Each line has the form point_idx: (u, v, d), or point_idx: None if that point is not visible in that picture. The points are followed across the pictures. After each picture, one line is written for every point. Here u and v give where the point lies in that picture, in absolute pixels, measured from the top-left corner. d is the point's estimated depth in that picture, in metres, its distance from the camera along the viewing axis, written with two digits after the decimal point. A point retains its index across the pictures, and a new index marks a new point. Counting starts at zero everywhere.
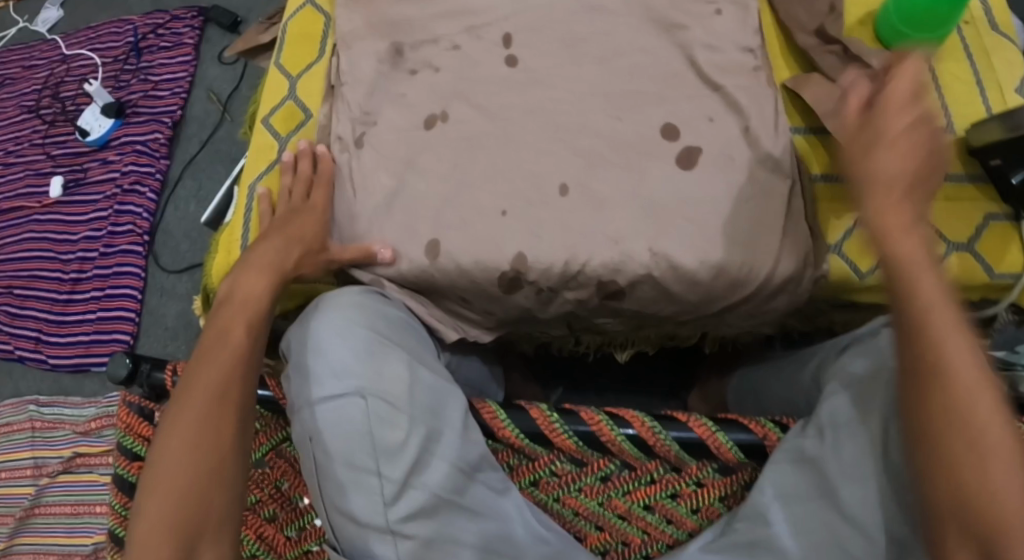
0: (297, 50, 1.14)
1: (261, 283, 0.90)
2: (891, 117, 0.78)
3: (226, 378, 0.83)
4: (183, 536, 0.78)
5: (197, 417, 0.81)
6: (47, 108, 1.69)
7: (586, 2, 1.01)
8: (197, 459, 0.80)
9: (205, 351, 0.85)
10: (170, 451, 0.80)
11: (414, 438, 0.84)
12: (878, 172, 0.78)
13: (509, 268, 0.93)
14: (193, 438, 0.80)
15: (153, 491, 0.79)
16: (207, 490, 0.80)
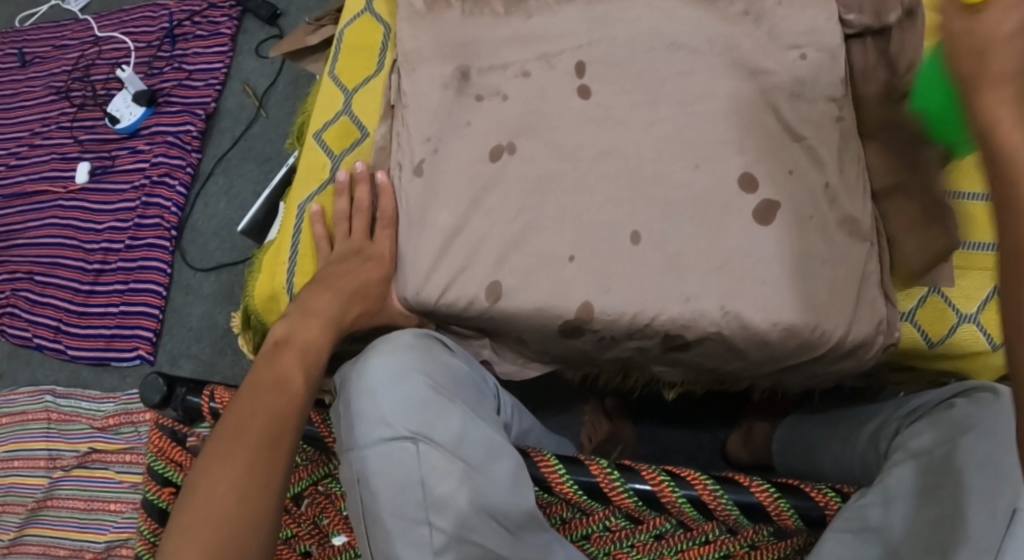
0: (354, 62, 1.08)
1: (323, 333, 0.88)
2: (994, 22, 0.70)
3: (278, 424, 0.79)
4: None
5: (247, 461, 0.76)
6: (77, 91, 1.64)
7: (666, 38, 0.96)
8: (243, 509, 0.75)
9: (257, 393, 0.81)
10: (213, 493, 0.75)
11: (464, 490, 0.79)
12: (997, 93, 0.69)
13: (574, 317, 0.91)
14: (243, 486, 0.75)
15: (189, 538, 0.73)
16: (248, 544, 0.74)
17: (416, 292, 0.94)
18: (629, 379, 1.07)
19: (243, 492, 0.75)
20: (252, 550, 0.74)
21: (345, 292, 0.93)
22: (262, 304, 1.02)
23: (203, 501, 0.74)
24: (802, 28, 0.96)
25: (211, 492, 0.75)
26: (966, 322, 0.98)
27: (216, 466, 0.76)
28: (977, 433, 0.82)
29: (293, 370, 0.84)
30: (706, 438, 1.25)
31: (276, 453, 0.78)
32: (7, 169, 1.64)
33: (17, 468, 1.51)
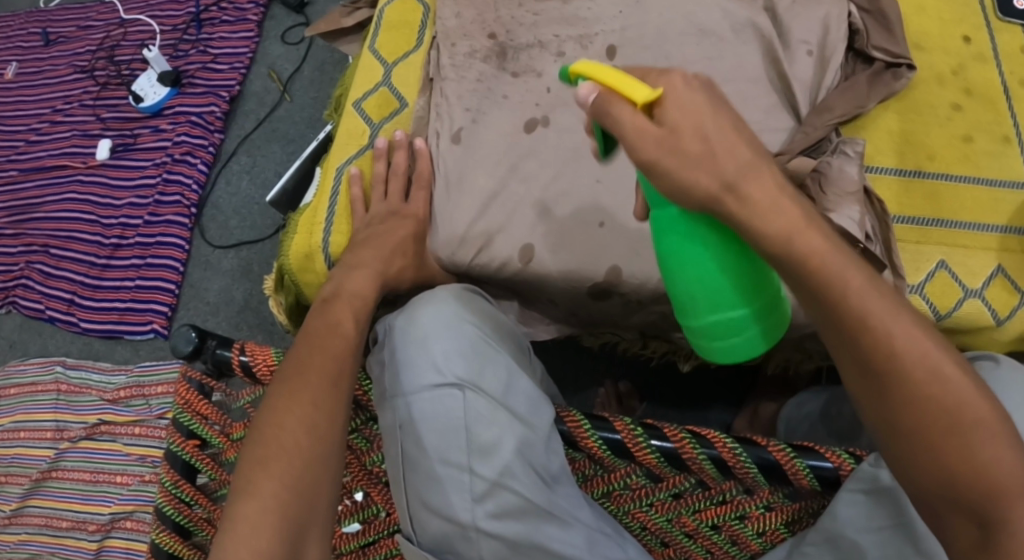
0: (393, 36, 1.13)
1: (370, 285, 0.92)
2: (679, 107, 0.71)
3: (340, 366, 0.83)
4: (291, 522, 0.75)
5: (312, 399, 0.80)
6: (101, 70, 1.69)
7: (694, 24, 1.02)
8: (311, 444, 0.78)
9: (316, 337, 0.85)
10: (283, 428, 0.78)
11: (509, 439, 0.83)
12: (755, 184, 0.71)
13: (602, 279, 0.95)
14: (311, 420, 0.79)
15: (263, 472, 0.76)
16: (318, 479, 0.78)
17: (451, 253, 0.98)
18: (647, 346, 1.14)
19: (310, 427, 0.78)
20: (322, 484, 0.78)
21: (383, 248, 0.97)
22: (298, 262, 1.05)
23: (272, 437, 0.78)
24: (813, 26, 1.01)
25: (281, 426, 0.78)
26: (972, 296, 0.98)
27: (285, 400, 0.80)
28: None
29: (344, 315, 0.88)
30: (714, 415, 1.28)
31: (337, 389, 0.81)
32: (27, 144, 1.67)
33: (22, 440, 1.47)
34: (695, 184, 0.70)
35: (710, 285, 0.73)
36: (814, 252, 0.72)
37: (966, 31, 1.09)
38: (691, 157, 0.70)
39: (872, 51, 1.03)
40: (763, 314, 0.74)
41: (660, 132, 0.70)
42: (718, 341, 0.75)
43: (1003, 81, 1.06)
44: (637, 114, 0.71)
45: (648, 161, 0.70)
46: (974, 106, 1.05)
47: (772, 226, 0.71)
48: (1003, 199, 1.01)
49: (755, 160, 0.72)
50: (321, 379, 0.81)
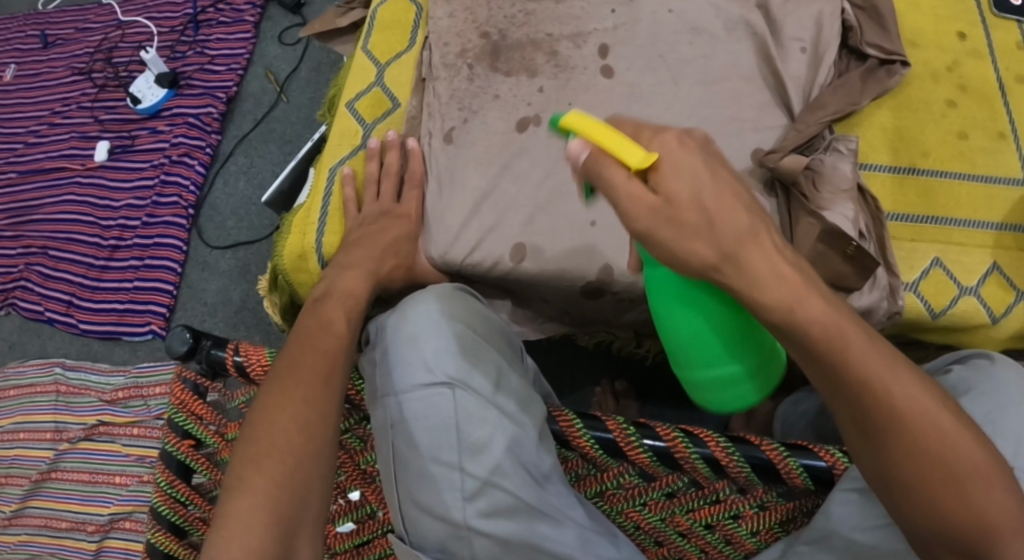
0: (386, 37, 1.13)
1: (362, 284, 0.93)
2: (672, 171, 0.70)
3: (331, 364, 0.83)
4: (282, 522, 0.75)
5: (304, 397, 0.80)
6: (99, 72, 1.69)
7: (687, 23, 1.01)
8: (304, 442, 0.78)
9: (307, 336, 0.84)
10: (275, 427, 0.78)
11: (499, 437, 0.82)
12: (754, 252, 0.71)
13: (594, 278, 0.95)
14: (303, 419, 0.79)
15: (256, 471, 0.76)
16: (309, 479, 0.77)
17: (443, 252, 0.98)
18: (642, 345, 1.14)
19: (303, 425, 0.78)
20: (314, 483, 0.78)
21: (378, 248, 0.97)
22: (292, 263, 1.06)
23: (264, 435, 0.78)
24: (806, 23, 1.01)
25: (274, 424, 0.78)
26: (967, 294, 0.97)
27: (279, 398, 0.80)
28: (976, 396, 0.87)
29: (336, 313, 0.88)
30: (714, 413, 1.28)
31: (329, 388, 0.81)
32: (26, 147, 1.67)
33: (22, 441, 1.47)
34: (693, 254, 0.70)
35: (705, 343, 0.75)
36: (814, 318, 0.71)
37: (961, 27, 1.08)
38: (689, 228, 0.70)
39: (866, 48, 1.02)
40: (756, 367, 0.77)
41: (656, 202, 0.70)
42: (716, 394, 0.77)
43: (998, 78, 1.06)
44: (632, 177, 0.70)
45: (643, 230, 0.70)
46: (969, 103, 1.04)
47: (771, 294, 0.71)
48: (999, 196, 1.01)
49: (754, 225, 0.71)
50: (313, 378, 0.81)
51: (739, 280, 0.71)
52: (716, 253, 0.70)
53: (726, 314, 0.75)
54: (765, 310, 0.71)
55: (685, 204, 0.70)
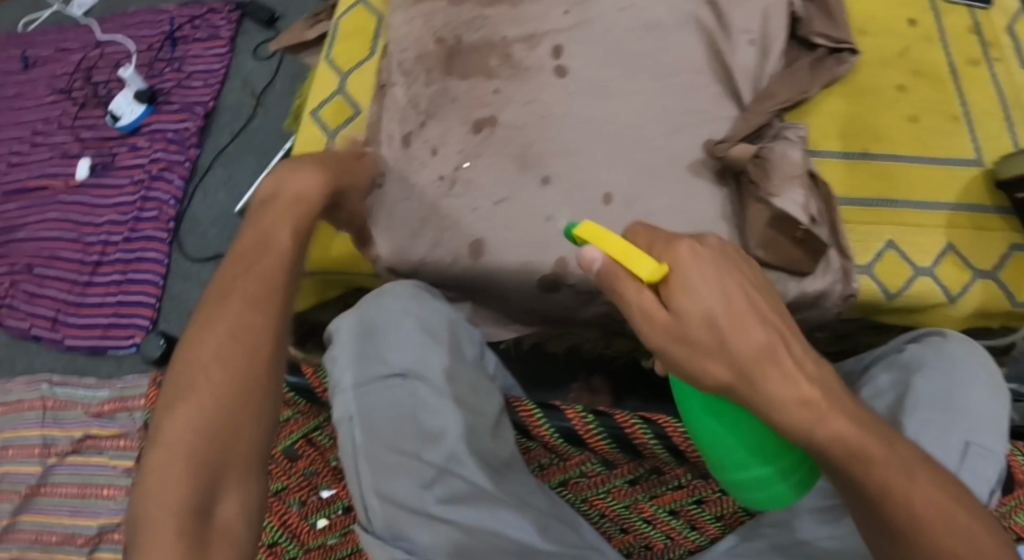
0: (347, 46, 1.16)
1: (313, 185, 0.88)
2: (689, 283, 0.70)
3: (267, 288, 0.77)
4: (203, 463, 0.69)
5: (229, 328, 0.74)
6: (79, 91, 1.72)
7: (641, 20, 1.01)
8: (235, 378, 0.72)
9: (242, 258, 0.79)
10: (198, 360, 0.73)
11: (456, 425, 0.85)
12: (772, 378, 0.70)
13: (550, 271, 0.96)
14: (227, 350, 0.73)
15: (177, 409, 0.71)
16: (237, 418, 0.71)
17: (402, 251, 1.00)
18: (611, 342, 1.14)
19: (223, 357, 0.73)
20: (242, 421, 0.71)
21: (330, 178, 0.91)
22: None
23: (189, 370, 0.72)
24: (754, 15, 1.02)
25: (196, 359, 0.73)
26: (922, 274, 0.98)
27: (202, 325, 0.74)
28: (929, 372, 0.88)
29: (282, 234, 0.82)
30: None
31: (266, 318, 0.75)
32: (9, 167, 1.70)
33: (11, 458, 1.48)
34: (706, 372, 0.71)
35: (733, 451, 0.77)
36: (837, 436, 0.71)
37: (912, 14, 1.09)
38: (701, 346, 0.70)
39: (815, 38, 1.05)
40: (788, 469, 0.77)
41: (668, 320, 0.70)
42: (750, 494, 0.79)
43: (949, 61, 1.07)
44: (647, 292, 0.71)
45: (657, 345, 0.72)
46: (921, 87, 1.05)
47: (792, 416, 0.70)
48: (951, 176, 1.02)
49: (771, 338, 0.70)
50: (240, 303, 0.75)
51: (757, 394, 0.70)
52: (731, 371, 0.70)
53: (750, 423, 0.76)
54: (790, 428, 0.71)
55: (699, 321, 0.70)
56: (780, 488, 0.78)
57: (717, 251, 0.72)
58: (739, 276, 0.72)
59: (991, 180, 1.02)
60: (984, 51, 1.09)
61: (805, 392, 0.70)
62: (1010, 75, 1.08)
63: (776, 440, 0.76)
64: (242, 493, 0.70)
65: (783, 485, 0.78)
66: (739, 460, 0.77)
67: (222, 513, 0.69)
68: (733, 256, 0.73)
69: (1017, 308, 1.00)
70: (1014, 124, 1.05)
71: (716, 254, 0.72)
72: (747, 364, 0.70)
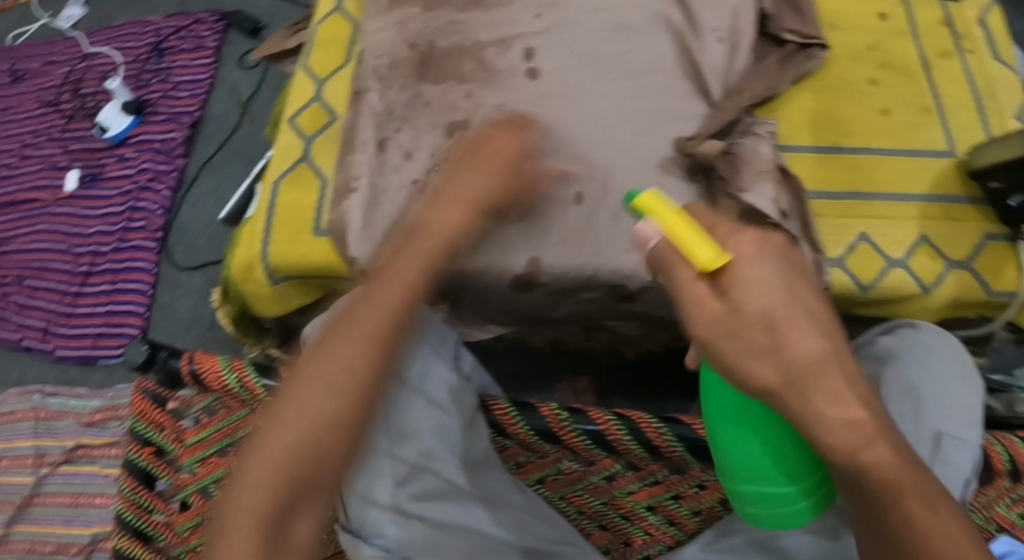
0: (324, 54, 1.17)
1: (455, 219, 0.86)
2: (749, 284, 0.67)
3: (385, 326, 0.79)
4: (293, 482, 0.73)
5: (345, 357, 0.78)
6: (67, 103, 1.74)
7: (611, 21, 1.02)
8: (345, 406, 0.76)
9: (368, 292, 0.81)
10: (308, 383, 0.77)
11: (427, 422, 0.86)
12: (821, 395, 0.67)
13: (523, 271, 0.98)
14: (342, 379, 0.77)
15: (281, 423, 0.75)
16: (332, 445, 0.75)
17: (377, 255, 1.00)
18: (591, 339, 1.16)
19: (338, 384, 0.77)
20: (337, 447, 0.75)
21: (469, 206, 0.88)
22: (240, 274, 1.09)
23: (299, 391, 0.76)
24: (723, 12, 1.03)
25: (312, 380, 0.77)
26: (895, 266, 0.99)
27: (319, 351, 0.78)
28: (907, 364, 0.88)
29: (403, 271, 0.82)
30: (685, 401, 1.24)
31: (377, 355, 0.78)
32: None
33: (4, 469, 1.49)
34: (754, 374, 0.67)
35: (762, 464, 0.74)
36: (880, 463, 0.68)
37: (882, 8, 1.10)
38: (755, 346, 0.67)
39: (783, 34, 1.06)
40: (812, 490, 0.75)
41: (722, 312, 0.67)
42: (766, 513, 0.76)
43: (921, 54, 1.08)
44: (697, 278, 0.67)
45: (703, 337, 0.67)
46: (892, 80, 1.06)
47: (837, 437, 0.67)
48: (923, 168, 1.03)
49: (827, 352, 0.67)
50: (360, 339, 0.78)
51: (803, 408, 0.67)
52: (782, 377, 0.67)
53: (786, 438, 0.73)
54: (828, 451, 0.68)
55: (756, 319, 0.66)
56: (794, 511, 0.75)
57: (779, 254, 0.68)
58: (802, 280, 0.68)
59: (963, 170, 1.03)
60: (956, 44, 1.09)
61: (839, 415, 0.67)
62: (981, 69, 1.09)
63: (806, 461, 0.74)
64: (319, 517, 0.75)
65: (799, 509, 0.75)
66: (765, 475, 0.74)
67: (292, 537, 0.72)
68: (797, 264, 0.69)
69: (991, 297, 1.00)
70: (986, 115, 1.06)
71: (777, 258, 0.68)
72: (800, 374, 0.66)
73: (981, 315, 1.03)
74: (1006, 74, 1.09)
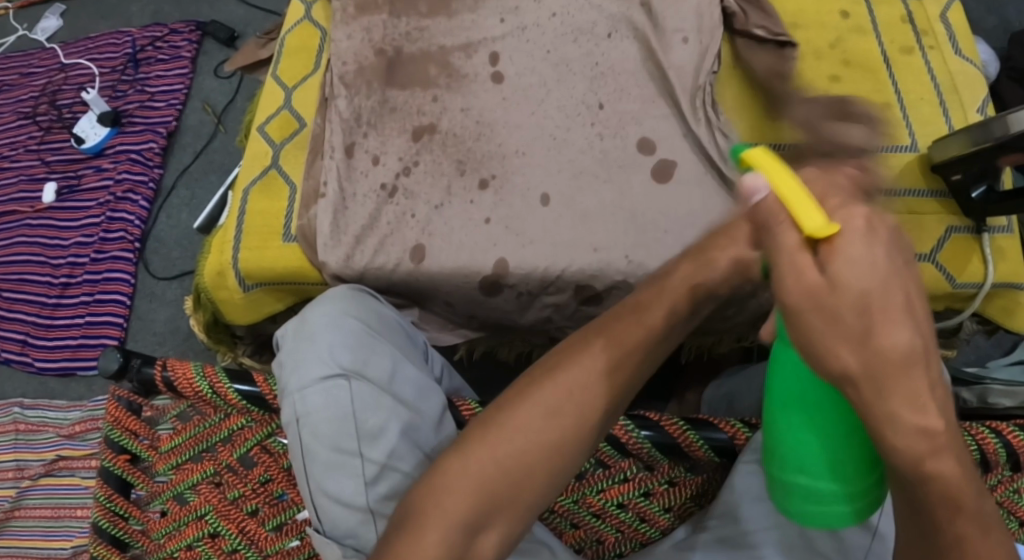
0: (293, 62, 1.18)
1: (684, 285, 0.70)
2: (853, 264, 0.55)
3: (624, 369, 0.72)
4: (488, 503, 0.72)
5: (569, 384, 0.72)
6: (44, 115, 1.75)
7: (571, 24, 1.05)
8: (556, 438, 0.72)
9: (627, 314, 0.72)
10: (529, 402, 0.73)
11: (394, 423, 0.84)
12: (902, 398, 0.55)
13: (490, 272, 0.97)
14: (556, 409, 0.72)
15: (487, 440, 0.73)
16: (536, 476, 0.72)
17: (347, 260, 1.01)
18: None
19: (551, 411, 0.72)
20: (538, 479, 0.72)
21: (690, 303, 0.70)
22: (212, 280, 1.09)
23: (521, 407, 0.73)
24: (688, 14, 1.04)
25: (530, 399, 0.73)
26: None
27: (555, 370, 0.73)
28: None
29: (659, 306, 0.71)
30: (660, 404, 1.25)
31: (603, 392, 0.72)
32: None
33: None
34: (834, 357, 0.55)
35: (806, 445, 0.63)
36: (944, 474, 0.57)
37: (845, 6, 1.12)
38: (843, 328, 0.55)
39: (753, 29, 1.06)
40: (858, 493, 0.63)
41: (819, 285, 0.55)
42: (797, 501, 0.65)
43: (883, 51, 1.10)
44: (802, 247, 0.56)
45: (789, 307, 0.56)
46: (855, 77, 1.08)
47: (904, 442, 0.56)
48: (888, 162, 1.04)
49: (924, 350, 0.55)
50: (593, 376, 0.72)
51: (876, 405, 0.55)
52: (863, 367, 0.55)
53: (844, 427, 0.61)
54: (890, 456, 0.57)
55: (849, 302, 0.55)
56: (829, 510, 0.64)
57: (894, 236, 0.56)
58: (912, 266, 0.56)
59: (925, 164, 1.04)
60: (917, 40, 1.10)
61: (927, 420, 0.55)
62: (942, 62, 1.10)
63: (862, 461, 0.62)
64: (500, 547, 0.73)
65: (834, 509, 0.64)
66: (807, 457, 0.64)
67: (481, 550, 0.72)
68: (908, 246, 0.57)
69: (956, 289, 1.01)
70: (948, 110, 1.07)
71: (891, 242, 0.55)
72: (881, 369, 0.54)
73: (947, 307, 1.05)
74: (968, 69, 1.10)
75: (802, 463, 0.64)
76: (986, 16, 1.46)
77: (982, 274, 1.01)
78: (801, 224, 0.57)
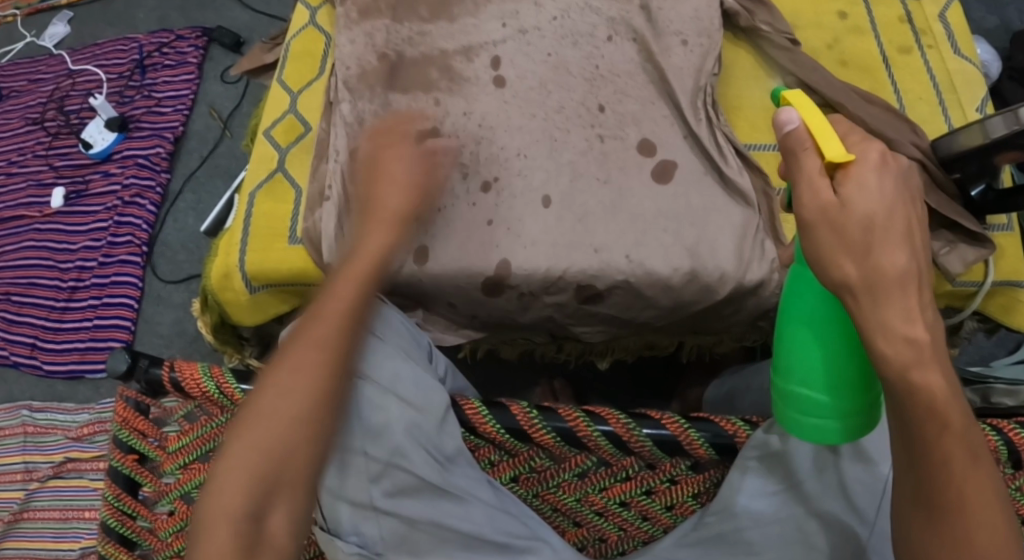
0: (298, 67, 1.19)
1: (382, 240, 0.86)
2: (863, 189, 0.63)
3: (346, 332, 0.81)
4: (261, 485, 0.75)
5: (315, 360, 0.79)
6: (52, 121, 1.76)
7: (570, 29, 1.06)
8: (301, 411, 0.77)
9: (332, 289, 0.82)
10: (279, 384, 0.78)
11: (399, 422, 0.86)
12: (895, 307, 0.62)
13: (493, 273, 0.99)
14: (310, 386, 0.78)
15: (247, 430, 0.77)
16: (302, 452, 0.77)
17: None
18: (561, 351, 1.17)
19: (288, 390, 0.78)
20: (302, 455, 0.77)
21: (390, 223, 0.88)
22: (219, 282, 1.10)
23: (273, 394, 0.78)
24: (686, 15, 1.07)
25: (277, 382, 0.79)
26: None
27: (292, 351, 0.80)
28: None
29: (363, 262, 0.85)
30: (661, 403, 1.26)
31: (335, 357, 0.80)
32: None
33: None
34: (835, 267, 0.63)
35: (811, 362, 0.70)
36: (928, 385, 0.64)
37: (842, 7, 1.14)
38: (847, 241, 0.63)
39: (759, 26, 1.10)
40: (851, 412, 0.70)
41: (831, 202, 0.63)
42: (795, 413, 0.71)
43: (881, 51, 1.11)
44: (822, 173, 0.64)
45: (803, 221, 0.65)
46: (852, 77, 1.10)
47: (892, 352, 0.63)
48: None
49: (916, 271, 0.63)
50: (322, 345, 0.80)
51: (870, 313, 0.63)
52: (862, 276, 0.63)
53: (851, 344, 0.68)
54: (879, 362, 0.64)
55: (856, 220, 0.63)
56: (823, 425, 0.70)
57: (902, 175, 0.64)
58: (915, 201, 0.64)
59: None
60: (916, 40, 1.12)
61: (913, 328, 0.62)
62: (940, 60, 1.11)
63: (861, 380, 0.69)
64: (293, 522, 0.76)
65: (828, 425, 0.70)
66: (809, 374, 0.70)
67: (270, 528, 0.75)
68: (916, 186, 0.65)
69: (956, 287, 1.03)
70: (947, 109, 1.08)
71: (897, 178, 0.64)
72: (879, 281, 0.62)
73: (948, 304, 1.06)
74: (966, 67, 1.11)
75: (804, 379, 0.70)
76: (987, 16, 1.47)
77: (981, 273, 1.03)
78: (822, 151, 0.65)
